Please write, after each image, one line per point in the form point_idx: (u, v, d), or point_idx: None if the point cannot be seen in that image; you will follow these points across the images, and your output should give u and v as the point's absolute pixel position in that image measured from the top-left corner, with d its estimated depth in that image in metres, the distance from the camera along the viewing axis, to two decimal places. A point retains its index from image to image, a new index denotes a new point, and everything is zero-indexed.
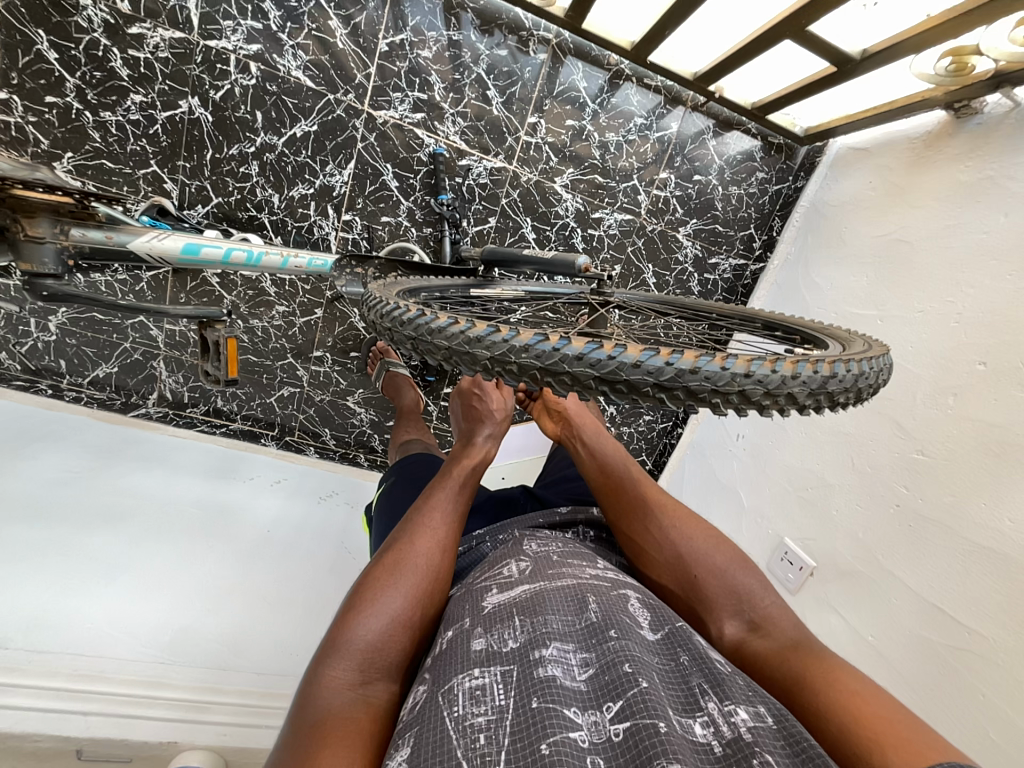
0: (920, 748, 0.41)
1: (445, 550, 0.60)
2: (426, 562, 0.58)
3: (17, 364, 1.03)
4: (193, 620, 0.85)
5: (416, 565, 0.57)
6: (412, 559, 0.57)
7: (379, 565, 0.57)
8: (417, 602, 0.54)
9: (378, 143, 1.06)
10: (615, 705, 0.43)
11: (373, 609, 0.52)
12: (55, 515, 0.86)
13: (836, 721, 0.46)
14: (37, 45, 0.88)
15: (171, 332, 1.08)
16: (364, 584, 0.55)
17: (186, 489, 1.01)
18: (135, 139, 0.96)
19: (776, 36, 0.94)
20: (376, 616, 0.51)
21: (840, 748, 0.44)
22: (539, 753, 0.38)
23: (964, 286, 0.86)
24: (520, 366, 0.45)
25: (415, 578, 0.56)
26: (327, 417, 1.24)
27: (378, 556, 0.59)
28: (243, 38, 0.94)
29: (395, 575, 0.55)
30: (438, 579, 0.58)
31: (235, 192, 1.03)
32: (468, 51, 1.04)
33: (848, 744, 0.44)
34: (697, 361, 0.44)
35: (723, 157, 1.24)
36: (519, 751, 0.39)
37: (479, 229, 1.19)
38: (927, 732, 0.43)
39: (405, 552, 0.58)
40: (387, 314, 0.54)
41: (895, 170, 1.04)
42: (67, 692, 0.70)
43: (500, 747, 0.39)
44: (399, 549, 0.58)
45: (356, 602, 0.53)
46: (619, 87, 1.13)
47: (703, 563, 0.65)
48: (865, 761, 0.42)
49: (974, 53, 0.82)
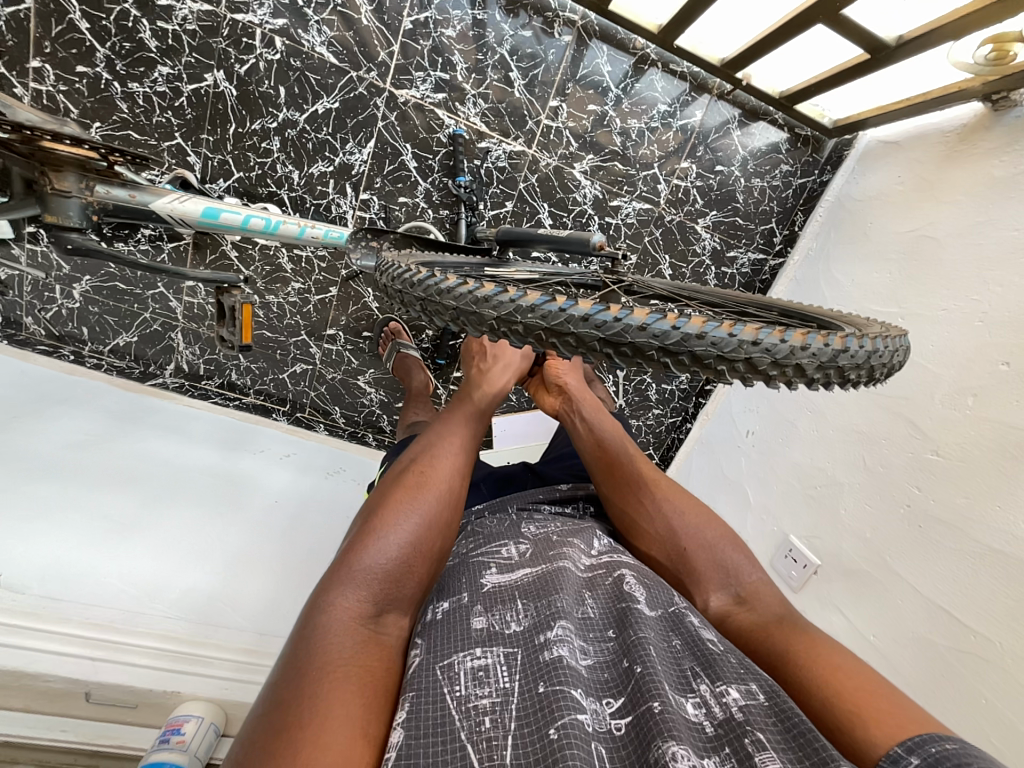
0: (904, 721, 0.41)
1: (454, 485, 0.60)
2: (432, 499, 0.57)
3: (42, 330, 1.07)
4: (201, 580, 0.87)
5: (424, 504, 0.56)
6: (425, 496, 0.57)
7: (385, 499, 0.56)
8: (426, 542, 0.54)
9: (399, 123, 1.06)
10: (617, 700, 0.44)
11: (377, 545, 0.51)
12: (71, 473, 0.88)
13: (820, 694, 0.46)
14: (69, 14, 0.89)
15: (190, 303, 1.11)
16: (370, 520, 0.55)
17: (199, 457, 1.03)
18: (161, 111, 0.98)
19: (807, 20, 0.91)
20: (381, 554, 0.50)
21: (824, 721, 0.44)
22: (546, 738, 0.38)
23: (991, 284, 0.83)
24: (525, 325, 0.46)
25: (421, 514, 0.55)
26: (338, 395, 1.26)
27: (386, 489, 0.58)
28: (269, 12, 0.95)
29: (402, 512, 0.54)
30: (451, 516, 0.58)
31: (255, 167, 1.04)
32: (493, 32, 1.03)
33: (833, 711, 0.44)
34: (704, 327, 0.44)
35: (747, 149, 1.22)
36: (527, 737, 0.39)
37: (496, 212, 1.19)
38: (904, 703, 0.44)
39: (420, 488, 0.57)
40: (398, 277, 0.55)
41: (925, 164, 1.01)
42: (59, 633, 0.73)
43: (506, 731, 0.40)
44: (401, 488, 0.57)
45: (359, 538, 0.52)
46: (643, 73, 1.12)
47: (693, 536, 0.65)
48: (844, 732, 0.42)
49: (1017, 40, 0.79)
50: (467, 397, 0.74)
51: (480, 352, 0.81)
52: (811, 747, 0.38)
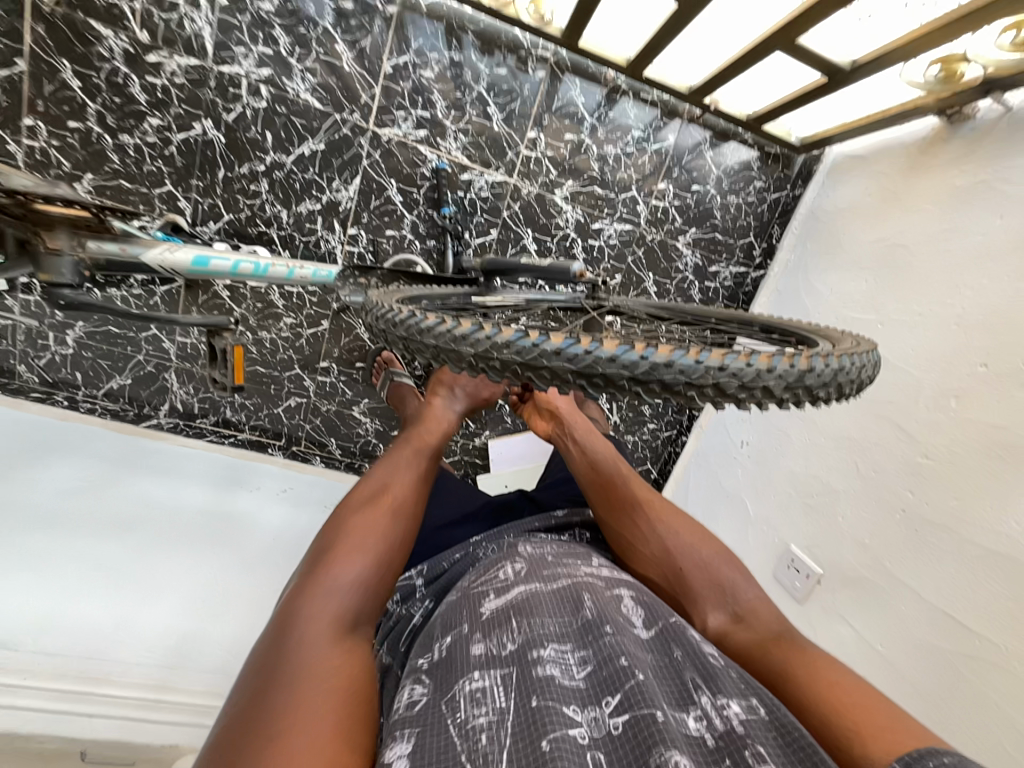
0: (905, 736, 0.41)
1: (406, 506, 0.64)
2: (387, 519, 0.60)
3: (35, 377, 1.06)
4: (197, 626, 0.86)
5: (382, 533, 0.59)
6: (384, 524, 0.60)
7: (341, 527, 0.59)
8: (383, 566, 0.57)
9: (383, 160, 1.10)
10: (614, 698, 0.44)
11: (338, 569, 0.54)
12: (62, 524, 0.86)
13: (818, 713, 0.46)
14: (61, 73, 0.93)
15: (183, 343, 1.12)
16: (331, 545, 0.57)
17: (193, 497, 1.00)
18: (151, 160, 1.01)
19: (766, 49, 0.96)
20: (342, 576, 0.54)
21: (826, 740, 0.44)
22: (539, 751, 0.39)
23: (963, 289, 0.86)
24: (502, 361, 0.47)
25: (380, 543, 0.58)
26: (334, 428, 1.24)
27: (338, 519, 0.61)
28: (254, 62, 0.99)
29: (362, 541, 0.57)
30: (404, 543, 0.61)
31: (245, 209, 1.07)
32: (470, 70, 1.08)
33: (835, 731, 0.44)
34: (672, 355, 0.45)
35: (721, 168, 1.27)
36: (521, 751, 0.40)
37: (481, 240, 1.22)
38: (904, 717, 0.44)
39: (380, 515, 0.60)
40: (382, 316, 0.57)
41: (890, 176, 1.05)
42: (41, 690, 0.73)
43: (502, 746, 0.40)
44: (358, 515, 0.60)
45: (317, 565, 0.55)
46: (616, 102, 1.17)
47: (688, 556, 0.65)
48: (845, 751, 0.42)
49: (962, 59, 0.85)
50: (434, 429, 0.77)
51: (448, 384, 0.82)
52: (808, 757, 0.39)
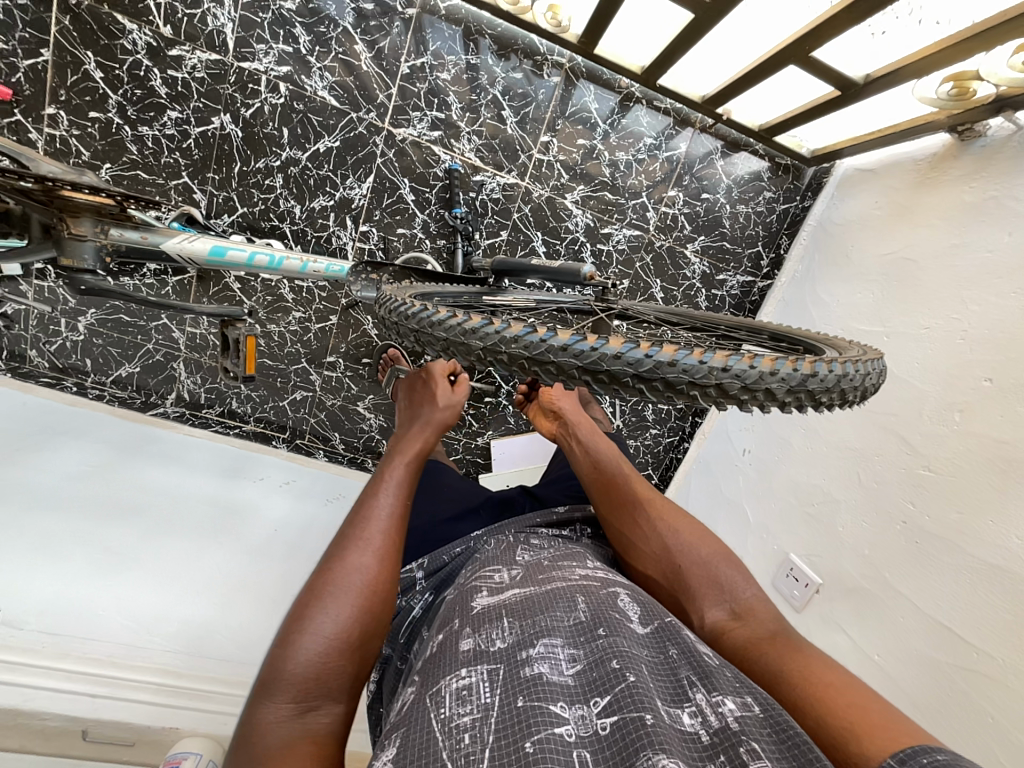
0: (899, 733, 0.42)
1: (398, 549, 0.58)
2: (373, 566, 0.54)
3: (46, 362, 1.08)
4: (198, 612, 0.87)
5: (348, 587, 0.52)
6: (351, 573, 0.53)
7: (324, 576, 0.53)
8: (359, 623, 0.50)
9: (397, 159, 1.11)
10: (603, 699, 0.44)
11: (300, 643, 0.48)
12: (69, 506, 0.88)
13: (814, 715, 0.46)
14: (85, 65, 0.95)
15: (193, 333, 1.13)
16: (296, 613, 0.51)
17: (198, 485, 1.03)
18: (169, 152, 1.02)
19: (780, 61, 0.97)
20: (304, 649, 0.47)
21: (821, 739, 0.44)
22: (523, 751, 0.39)
23: (969, 303, 0.86)
24: (510, 355, 0.48)
25: (346, 598, 0.51)
26: (338, 422, 1.26)
27: (323, 565, 0.55)
28: (274, 60, 1.00)
29: (324, 602, 0.50)
30: (382, 587, 0.53)
31: (259, 203, 1.08)
32: (486, 74, 1.09)
33: (829, 730, 0.44)
34: (676, 354, 0.46)
35: (731, 177, 1.27)
36: (504, 748, 0.39)
37: (491, 241, 1.23)
38: (897, 717, 0.44)
39: (345, 564, 0.53)
40: (394, 309, 0.58)
41: (900, 190, 1.06)
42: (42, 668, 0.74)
43: (484, 744, 0.40)
44: (342, 557, 0.54)
45: (280, 641, 0.49)
46: (629, 109, 1.18)
47: (687, 553, 0.66)
48: (840, 749, 0.42)
49: (974, 78, 0.84)
50: (405, 441, 0.69)
51: (423, 392, 0.75)
52: (802, 754, 0.38)
